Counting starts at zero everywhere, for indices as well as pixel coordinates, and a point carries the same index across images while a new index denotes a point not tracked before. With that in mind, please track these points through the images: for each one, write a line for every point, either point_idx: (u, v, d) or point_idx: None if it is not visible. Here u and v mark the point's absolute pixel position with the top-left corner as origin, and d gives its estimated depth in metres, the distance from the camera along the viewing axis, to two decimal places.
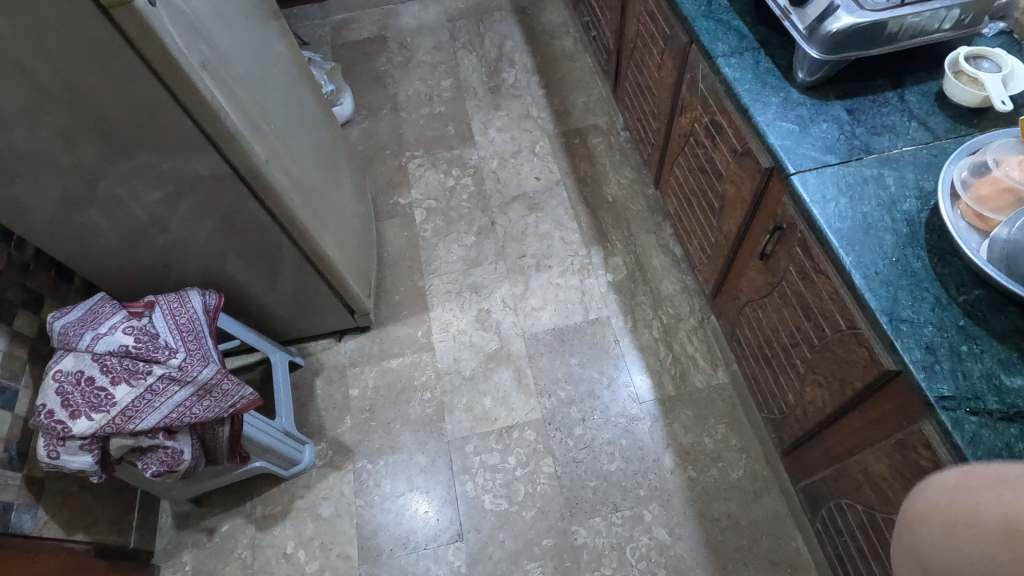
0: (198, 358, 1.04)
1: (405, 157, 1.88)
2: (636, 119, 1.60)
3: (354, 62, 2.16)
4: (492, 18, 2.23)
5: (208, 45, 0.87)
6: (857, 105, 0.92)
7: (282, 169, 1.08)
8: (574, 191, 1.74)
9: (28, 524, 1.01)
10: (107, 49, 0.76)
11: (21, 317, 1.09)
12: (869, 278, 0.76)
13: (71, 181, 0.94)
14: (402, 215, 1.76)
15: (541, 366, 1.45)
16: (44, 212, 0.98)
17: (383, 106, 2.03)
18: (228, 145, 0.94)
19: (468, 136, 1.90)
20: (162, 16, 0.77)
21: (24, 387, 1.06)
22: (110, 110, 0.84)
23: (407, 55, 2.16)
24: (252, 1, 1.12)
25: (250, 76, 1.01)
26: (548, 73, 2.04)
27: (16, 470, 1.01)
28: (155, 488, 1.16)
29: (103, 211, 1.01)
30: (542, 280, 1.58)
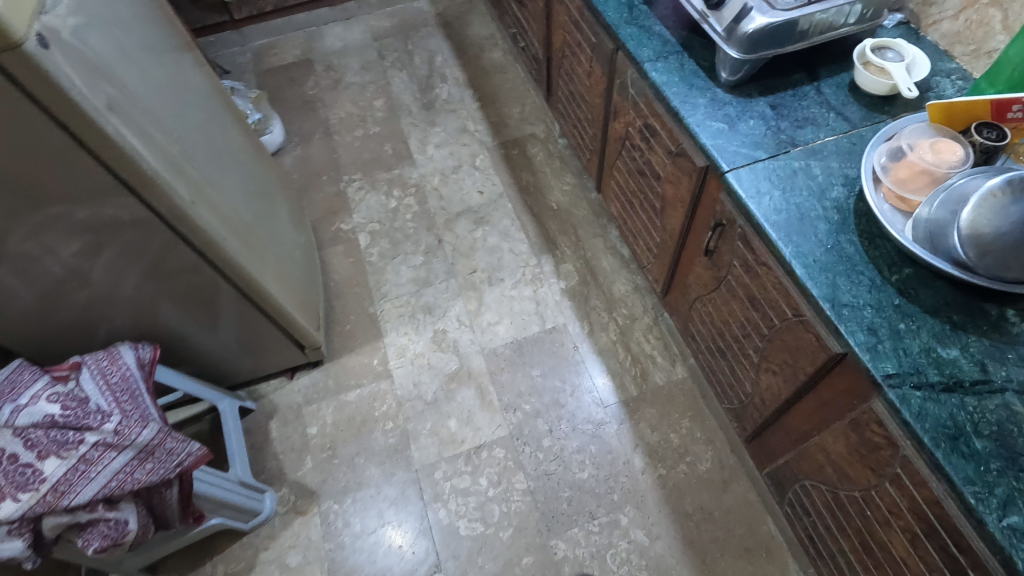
0: (136, 419, 0.96)
1: (343, 181, 1.83)
2: (572, 126, 1.62)
3: (280, 88, 2.09)
4: (419, 35, 2.21)
5: (115, 85, 0.81)
6: (778, 100, 0.96)
7: (210, 208, 1.02)
8: (518, 202, 1.74)
9: None
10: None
11: None
12: (808, 266, 0.79)
13: None
14: (346, 242, 1.71)
15: (503, 381, 1.43)
16: None
17: (315, 131, 1.97)
18: (146, 187, 0.88)
19: (407, 155, 1.87)
20: (59, 57, 0.71)
21: None
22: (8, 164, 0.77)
23: (335, 78, 2.11)
24: (161, 35, 1.06)
25: (165, 115, 0.94)
26: (480, 86, 2.04)
27: None
28: (100, 563, 1.07)
29: (11, 268, 0.92)
30: (495, 294, 1.57)
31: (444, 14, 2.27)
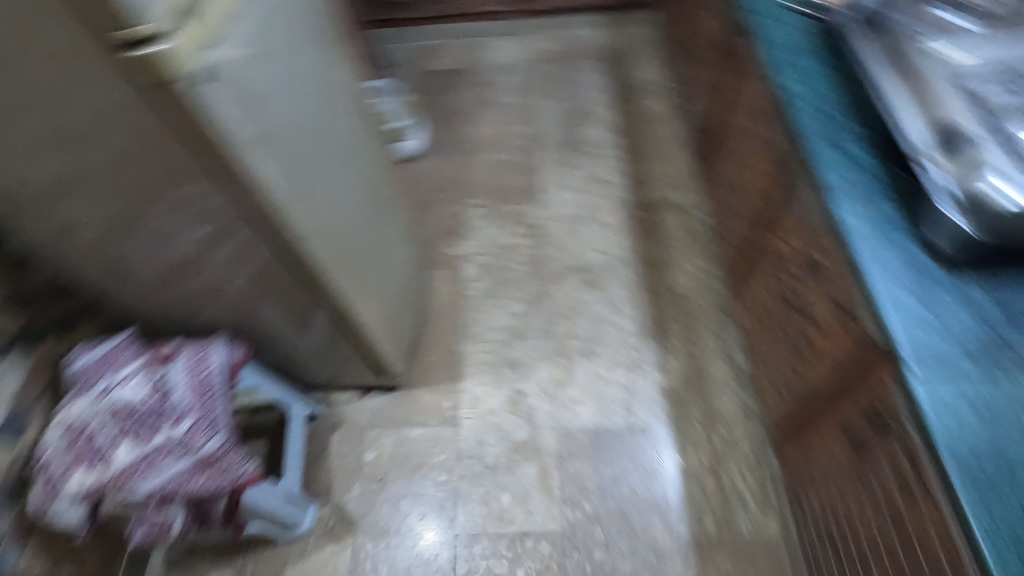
0: (205, 427, 0.97)
1: (466, 204, 1.79)
2: (719, 211, 1.46)
3: (432, 93, 2.10)
4: (580, 66, 2.12)
5: (270, 117, 0.80)
6: (1004, 296, 0.77)
7: (327, 238, 1.01)
8: (636, 273, 1.61)
9: (10, 564, 0.95)
10: (151, 115, 0.70)
11: (46, 344, 1.06)
12: (1003, 541, 0.62)
13: (111, 220, 0.90)
14: (451, 268, 1.67)
15: (569, 469, 1.32)
16: (88, 241, 0.96)
17: (453, 144, 1.95)
18: (272, 216, 0.87)
19: (535, 192, 1.80)
20: (224, 91, 0.70)
21: (36, 417, 1.02)
22: (149, 168, 0.78)
23: (487, 94, 2.08)
24: (338, 58, 1.07)
25: (312, 143, 0.93)
26: (629, 134, 1.91)
27: (6, 509, 0.95)
28: None
29: (141, 247, 0.96)
30: (586, 369, 1.45)
31: (612, 49, 2.16)
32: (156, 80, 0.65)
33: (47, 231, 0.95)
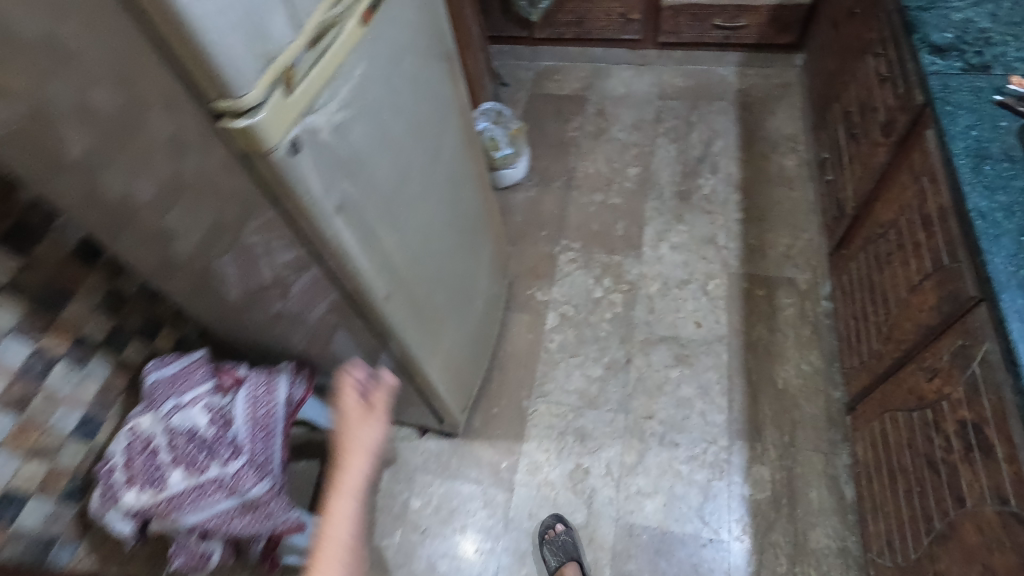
0: (255, 470, 0.95)
1: (559, 245, 1.69)
2: (848, 310, 1.25)
3: (544, 119, 2.01)
4: (709, 108, 1.94)
5: (360, 182, 0.72)
6: None
7: (404, 298, 0.94)
8: (736, 357, 1.43)
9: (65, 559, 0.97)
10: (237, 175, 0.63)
11: (132, 346, 1.08)
12: None
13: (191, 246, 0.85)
14: (533, 313, 1.57)
15: (624, 571, 1.19)
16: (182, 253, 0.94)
17: (558, 177, 1.84)
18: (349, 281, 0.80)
19: (636, 245, 1.66)
20: (307, 160, 0.62)
21: (110, 418, 1.05)
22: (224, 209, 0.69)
23: (601, 127, 1.95)
24: (447, 101, 0.99)
25: (402, 201, 0.86)
26: (753, 194, 1.71)
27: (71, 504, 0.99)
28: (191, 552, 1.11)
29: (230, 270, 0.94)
30: (661, 458, 1.31)
31: (748, 93, 1.96)
32: (241, 149, 0.58)
33: (143, 242, 0.94)
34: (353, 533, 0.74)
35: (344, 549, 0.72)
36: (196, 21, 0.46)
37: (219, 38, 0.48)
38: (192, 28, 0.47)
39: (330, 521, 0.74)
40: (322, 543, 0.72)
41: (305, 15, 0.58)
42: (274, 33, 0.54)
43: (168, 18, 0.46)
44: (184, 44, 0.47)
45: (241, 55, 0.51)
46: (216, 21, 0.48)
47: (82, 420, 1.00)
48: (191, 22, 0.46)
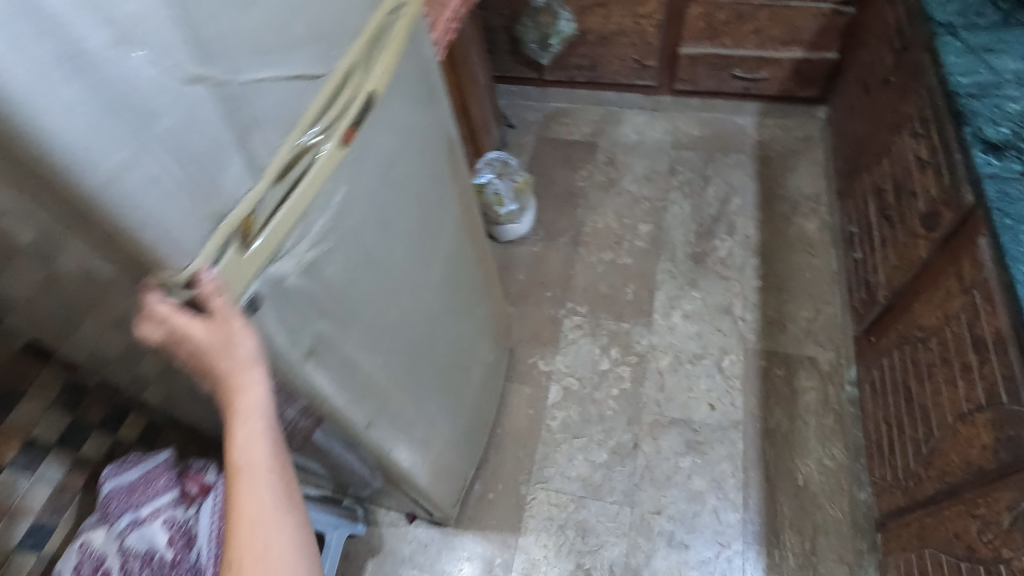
0: None
1: (565, 309, 1.58)
2: (877, 411, 1.15)
3: (551, 165, 1.90)
4: (726, 161, 1.84)
5: (339, 315, 0.62)
6: None
7: (390, 414, 0.84)
8: (752, 446, 1.32)
9: None
10: None
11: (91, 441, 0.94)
12: None
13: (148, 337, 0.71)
14: (534, 385, 1.47)
15: None
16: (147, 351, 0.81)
17: (565, 231, 1.74)
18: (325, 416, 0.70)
19: (646, 314, 1.55)
20: (271, 314, 0.52)
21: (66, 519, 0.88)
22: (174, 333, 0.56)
23: (612, 177, 1.85)
24: (450, 191, 0.88)
25: (391, 314, 0.76)
26: (772, 259, 1.61)
27: None
28: None
29: None
30: (669, 562, 1.21)
31: (767, 145, 1.85)
32: None
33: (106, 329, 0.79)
34: (276, 455, 0.50)
35: (272, 472, 0.50)
36: (119, 206, 0.37)
37: (153, 218, 0.39)
38: (114, 216, 0.37)
39: (235, 447, 0.49)
40: (234, 471, 0.49)
41: (274, 154, 0.48)
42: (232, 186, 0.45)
43: (79, 204, 0.36)
44: (108, 231, 0.38)
45: (184, 227, 0.42)
46: (149, 199, 0.38)
47: None
48: (112, 206, 0.37)
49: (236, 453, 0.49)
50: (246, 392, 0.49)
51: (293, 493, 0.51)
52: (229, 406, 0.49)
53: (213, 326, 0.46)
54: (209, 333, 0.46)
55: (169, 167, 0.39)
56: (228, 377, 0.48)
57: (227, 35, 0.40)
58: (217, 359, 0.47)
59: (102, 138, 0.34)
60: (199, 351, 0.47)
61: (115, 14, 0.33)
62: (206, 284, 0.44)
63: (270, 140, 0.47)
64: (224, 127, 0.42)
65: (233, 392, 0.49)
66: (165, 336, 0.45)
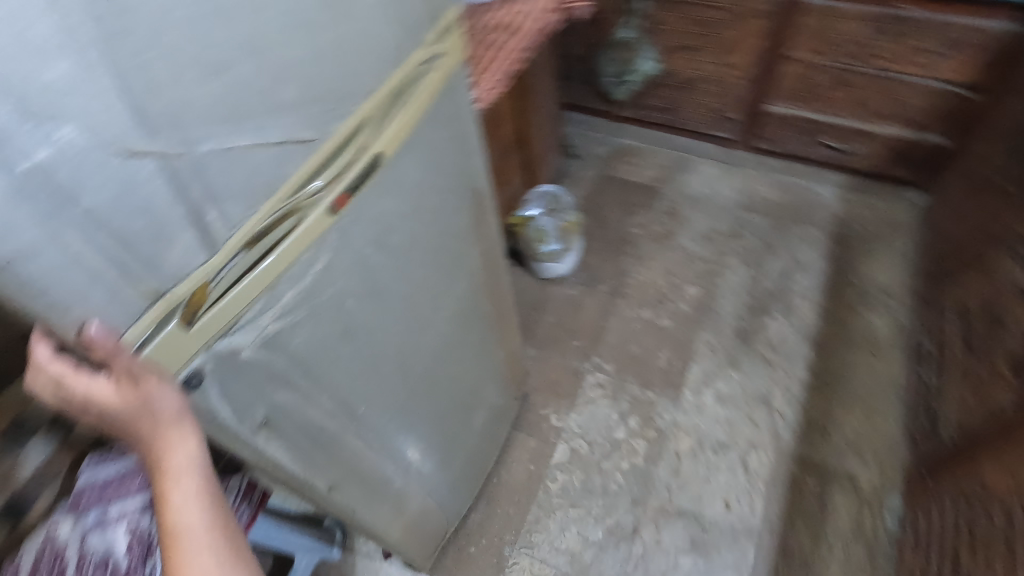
0: None
1: (590, 364, 1.49)
2: (917, 567, 1.00)
3: (607, 205, 1.80)
4: (797, 232, 1.68)
5: (304, 386, 0.58)
6: None
7: (362, 478, 0.78)
8: (764, 562, 1.20)
9: None
10: None
11: None
12: None
13: None
14: (542, 439, 1.38)
15: None
16: None
17: (607, 279, 1.64)
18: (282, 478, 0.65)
19: (676, 387, 1.43)
20: (215, 390, 0.48)
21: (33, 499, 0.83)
22: None
23: (669, 230, 1.73)
24: (468, 248, 0.82)
25: (375, 380, 0.70)
26: (828, 353, 1.46)
27: None
28: None
29: None
30: None
31: (847, 222, 1.68)
32: None
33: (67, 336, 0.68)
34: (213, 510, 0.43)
35: (213, 533, 0.43)
36: (22, 282, 0.34)
37: (65, 293, 0.36)
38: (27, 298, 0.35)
39: (171, 510, 0.43)
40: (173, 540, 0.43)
41: (239, 226, 0.44)
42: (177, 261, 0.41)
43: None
44: (12, 305, 0.35)
45: (111, 308, 0.39)
46: (61, 274, 0.35)
47: None
48: (13, 283, 0.34)
49: (170, 516, 0.43)
50: (167, 451, 0.42)
51: (242, 550, 0.44)
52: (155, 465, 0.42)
53: (119, 384, 0.40)
54: (112, 392, 0.40)
55: (91, 242, 0.36)
56: (145, 435, 0.42)
57: (184, 109, 0.37)
58: (128, 419, 0.41)
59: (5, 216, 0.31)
60: (108, 415, 0.41)
61: (40, 90, 0.30)
62: (95, 341, 0.38)
63: (232, 211, 0.43)
64: (168, 198, 0.38)
65: (154, 449, 0.42)
66: (70, 400, 0.41)
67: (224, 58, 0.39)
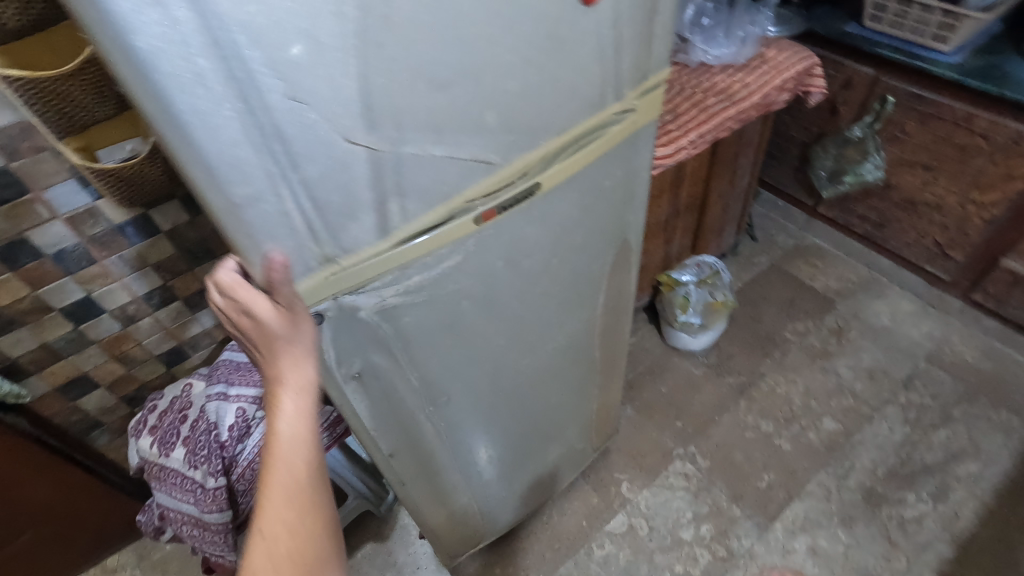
0: (216, 503, 0.95)
1: (684, 450, 1.40)
2: None
3: (768, 298, 1.67)
4: (988, 412, 1.41)
5: (401, 358, 0.63)
6: None
7: (422, 457, 0.83)
8: None
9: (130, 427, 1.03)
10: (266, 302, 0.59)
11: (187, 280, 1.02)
12: None
13: None
14: (604, 500, 1.34)
15: None
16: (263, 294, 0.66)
17: (737, 373, 1.52)
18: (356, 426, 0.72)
19: (768, 517, 1.28)
20: (330, 332, 0.55)
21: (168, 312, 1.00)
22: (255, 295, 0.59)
23: (828, 350, 1.55)
24: (597, 292, 0.83)
25: (465, 377, 0.75)
26: (972, 564, 1.20)
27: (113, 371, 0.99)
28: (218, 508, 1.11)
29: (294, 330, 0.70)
30: None
31: None
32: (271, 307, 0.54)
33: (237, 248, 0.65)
34: (311, 428, 0.50)
35: (304, 445, 0.49)
36: (249, 218, 0.44)
37: (269, 234, 0.46)
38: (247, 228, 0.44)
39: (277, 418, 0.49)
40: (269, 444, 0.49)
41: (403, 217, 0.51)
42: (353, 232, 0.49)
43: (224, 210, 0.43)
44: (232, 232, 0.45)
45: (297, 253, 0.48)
46: (273, 221, 0.45)
47: (171, 350, 1.12)
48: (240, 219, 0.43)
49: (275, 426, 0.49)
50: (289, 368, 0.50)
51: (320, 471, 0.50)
52: (275, 379, 0.50)
53: (278, 303, 0.49)
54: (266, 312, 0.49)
55: (296, 199, 0.44)
56: (280, 350, 0.50)
57: (405, 113, 0.44)
58: (274, 336, 0.50)
59: (246, 162, 0.41)
60: (259, 328, 0.50)
61: (310, 81, 0.39)
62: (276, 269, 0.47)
63: (405, 204, 0.50)
64: (359, 180, 0.46)
65: (279, 364, 0.50)
66: (235, 306, 0.50)
67: (449, 79, 0.45)
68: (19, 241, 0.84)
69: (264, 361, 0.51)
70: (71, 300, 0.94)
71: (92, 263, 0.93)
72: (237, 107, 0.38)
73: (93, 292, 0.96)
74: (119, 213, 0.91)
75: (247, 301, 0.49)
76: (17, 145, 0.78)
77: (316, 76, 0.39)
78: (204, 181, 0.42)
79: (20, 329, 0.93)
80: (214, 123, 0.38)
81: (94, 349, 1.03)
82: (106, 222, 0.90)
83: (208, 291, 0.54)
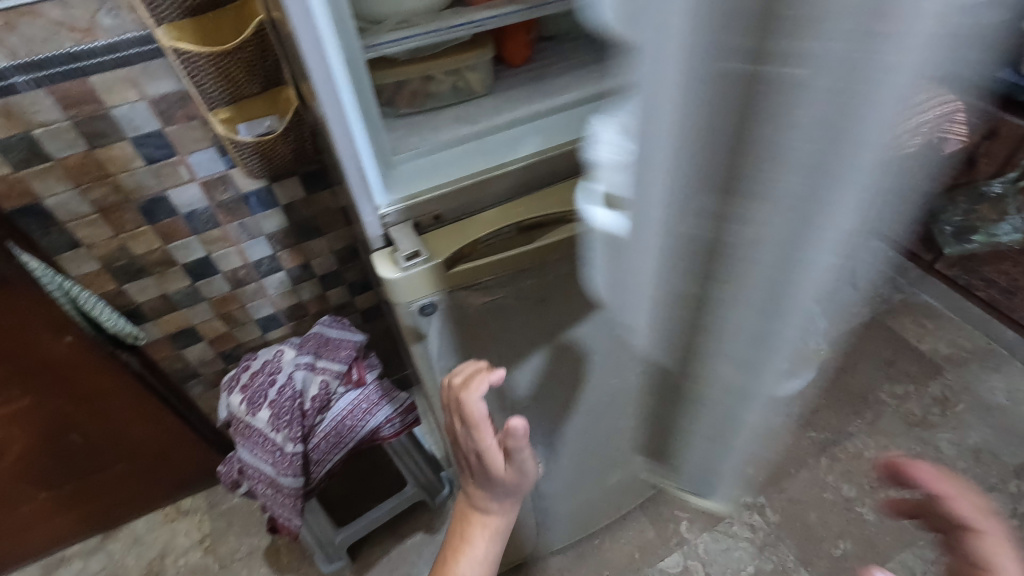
0: (292, 467, 1.00)
1: (753, 499, 1.32)
2: None
3: (866, 353, 1.55)
4: None
5: (493, 359, 0.63)
6: None
7: None
8: None
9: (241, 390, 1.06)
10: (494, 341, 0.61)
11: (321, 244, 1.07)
12: None
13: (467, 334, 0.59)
14: (661, 536, 1.29)
15: None
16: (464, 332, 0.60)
17: (821, 427, 1.42)
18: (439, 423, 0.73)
19: None
20: (436, 322, 0.56)
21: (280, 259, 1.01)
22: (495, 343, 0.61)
23: (929, 420, 1.42)
24: None
25: (551, 387, 0.74)
26: None
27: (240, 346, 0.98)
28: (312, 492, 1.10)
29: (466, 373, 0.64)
30: None
31: None
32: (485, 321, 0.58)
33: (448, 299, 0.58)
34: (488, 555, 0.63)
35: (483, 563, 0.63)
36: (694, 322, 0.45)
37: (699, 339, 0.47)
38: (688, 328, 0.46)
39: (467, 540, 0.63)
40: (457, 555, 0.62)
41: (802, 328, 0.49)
42: (807, 255, 0.37)
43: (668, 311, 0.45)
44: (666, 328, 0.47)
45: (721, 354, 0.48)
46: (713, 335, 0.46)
47: (269, 316, 1.19)
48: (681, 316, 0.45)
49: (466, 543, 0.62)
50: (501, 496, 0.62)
51: None
52: (489, 514, 0.63)
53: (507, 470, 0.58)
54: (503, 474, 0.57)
55: (747, 300, 0.41)
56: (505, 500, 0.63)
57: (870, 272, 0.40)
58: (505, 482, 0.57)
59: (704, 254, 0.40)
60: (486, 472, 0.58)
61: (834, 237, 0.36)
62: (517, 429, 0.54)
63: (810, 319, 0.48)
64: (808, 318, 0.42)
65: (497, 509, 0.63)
66: (475, 438, 0.55)
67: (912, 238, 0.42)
68: (160, 198, 0.93)
69: (479, 494, 0.62)
70: (193, 258, 1.02)
71: (215, 226, 1.00)
72: (756, 212, 0.35)
73: (212, 252, 1.03)
74: (247, 183, 0.97)
75: (490, 456, 0.56)
76: (173, 111, 0.85)
77: (840, 201, 0.34)
78: (659, 263, 0.41)
79: (147, 278, 1.01)
80: (719, 85, 0.32)
81: (204, 306, 1.10)
82: (234, 190, 0.97)
83: (451, 376, 0.57)
